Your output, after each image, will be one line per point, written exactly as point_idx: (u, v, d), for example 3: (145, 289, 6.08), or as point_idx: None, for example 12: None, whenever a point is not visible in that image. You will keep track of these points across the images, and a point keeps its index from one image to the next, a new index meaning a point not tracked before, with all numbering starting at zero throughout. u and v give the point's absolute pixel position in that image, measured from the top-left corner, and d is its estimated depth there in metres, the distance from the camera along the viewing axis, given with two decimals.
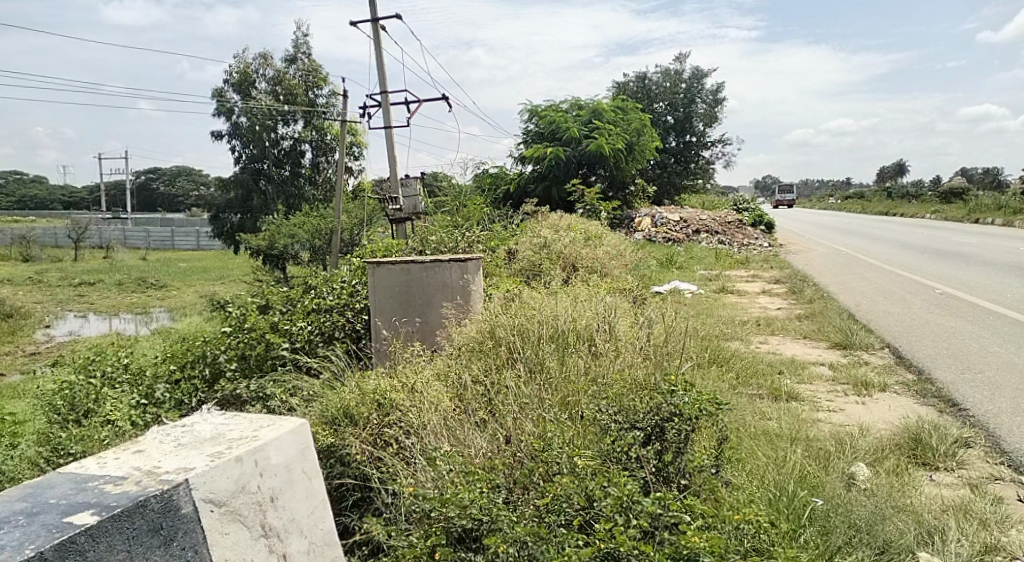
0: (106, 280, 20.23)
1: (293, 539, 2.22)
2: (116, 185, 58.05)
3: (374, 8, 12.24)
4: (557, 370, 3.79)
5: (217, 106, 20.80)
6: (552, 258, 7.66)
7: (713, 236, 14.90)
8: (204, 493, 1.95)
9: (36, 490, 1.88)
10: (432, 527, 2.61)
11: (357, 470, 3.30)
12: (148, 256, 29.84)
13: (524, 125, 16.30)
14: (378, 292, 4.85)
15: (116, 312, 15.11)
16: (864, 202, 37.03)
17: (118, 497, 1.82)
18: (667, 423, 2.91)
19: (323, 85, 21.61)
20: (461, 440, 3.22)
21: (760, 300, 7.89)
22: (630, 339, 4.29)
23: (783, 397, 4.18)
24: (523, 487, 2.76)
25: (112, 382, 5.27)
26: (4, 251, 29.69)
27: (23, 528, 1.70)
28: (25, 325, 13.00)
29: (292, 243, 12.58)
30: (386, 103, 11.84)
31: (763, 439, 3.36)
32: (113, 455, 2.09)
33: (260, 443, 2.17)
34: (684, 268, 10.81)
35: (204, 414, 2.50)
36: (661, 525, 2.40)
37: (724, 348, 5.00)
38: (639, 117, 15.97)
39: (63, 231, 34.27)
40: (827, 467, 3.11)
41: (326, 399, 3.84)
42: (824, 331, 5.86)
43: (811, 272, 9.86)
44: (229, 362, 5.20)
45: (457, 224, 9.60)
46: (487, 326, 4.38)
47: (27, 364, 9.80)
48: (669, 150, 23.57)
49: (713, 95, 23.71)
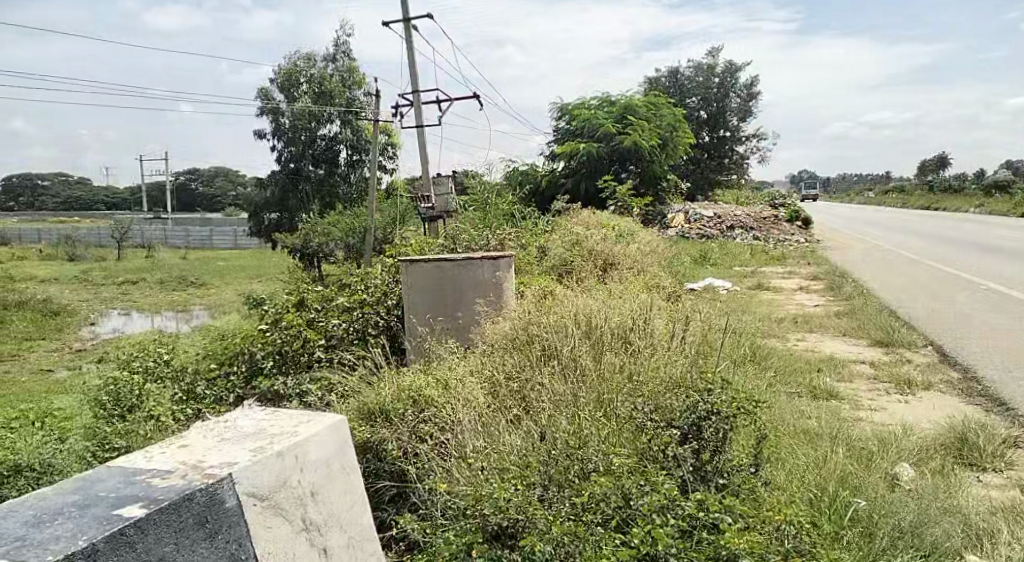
0: (148, 278, 20.77)
1: (333, 533, 2.26)
2: (157, 185, 59.15)
3: (405, 8, 12.32)
4: (591, 367, 3.77)
5: (262, 106, 21.12)
6: (584, 255, 7.65)
7: (749, 233, 14.73)
8: (247, 487, 1.98)
9: (86, 483, 1.93)
10: (466, 525, 2.64)
11: (393, 466, 3.35)
12: (188, 255, 30.50)
13: (555, 123, 16.26)
14: (411, 289, 4.90)
15: (158, 310, 15.49)
16: (905, 196, 36.17)
17: (166, 490, 1.85)
18: (705, 421, 2.87)
19: (361, 86, 21.91)
20: (496, 437, 3.23)
21: (797, 297, 7.77)
22: (666, 337, 4.26)
23: (822, 396, 4.10)
24: (559, 485, 2.74)
25: (154, 376, 5.40)
26: (51, 251, 30.59)
27: (75, 519, 1.73)
28: (71, 322, 13.40)
29: (327, 241, 12.77)
30: (418, 101, 11.93)
31: (803, 438, 3.30)
32: (159, 450, 2.13)
33: (300, 438, 2.21)
34: (719, 265, 10.69)
35: (244, 409, 2.55)
36: (700, 525, 2.39)
37: (760, 345, 4.93)
38: (673, 112, 15.79)
39: (107, 232, 35.01)
40: (869, 467, 3.05)
41: (362, 395, 3.87)
42: (864, 328, 5.74)
43: (849, 269, 9.67)
44: (266, 358, 5.29)
45: (489, 222, 9.61)
46: (521, 323, 4.40)
47: (73, 361, 10.11)
48: (702, 145, 23.31)
49: (747, 89, 23.35)
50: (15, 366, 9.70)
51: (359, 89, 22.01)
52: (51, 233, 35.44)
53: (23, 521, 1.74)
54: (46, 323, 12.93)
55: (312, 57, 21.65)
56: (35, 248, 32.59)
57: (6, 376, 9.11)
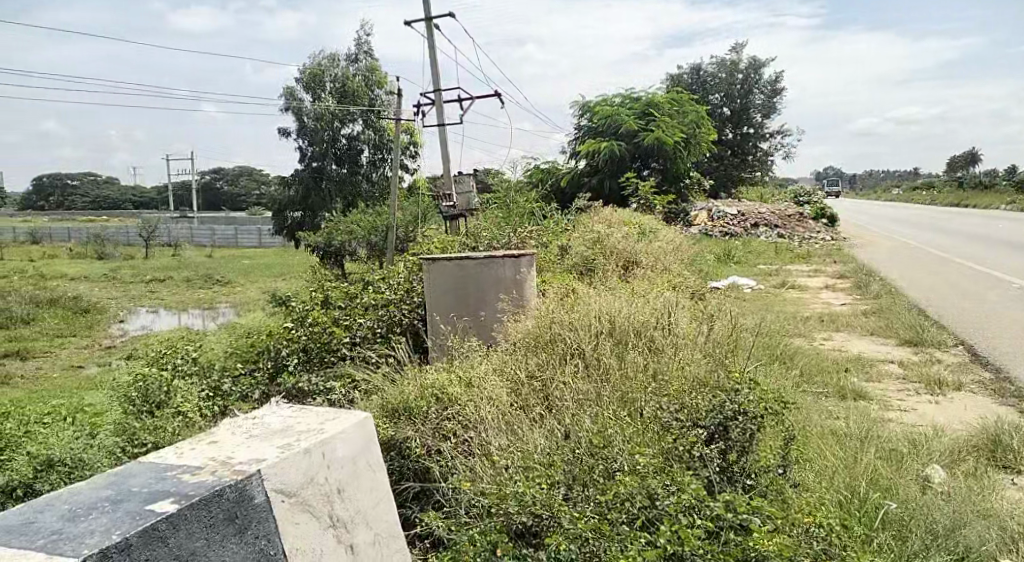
0: (175, 276, 21.08)
1: (359, 530, 2.27)
2: (183, 184, 59.89)
3: (427, 6, 12.32)
4: (616, 367, 3.75)
5: (286, 105, 21.30)
6: (606, 254, 7.62)
7: (773, 231, 14.57)
8: (275, 483, 2.01)
9: (118, 479, 1.96)
10: (491, 523, 2.64)
11: (417, 463, 3.37)
12: (213, 253, 30.86)
13: (577, 120, 16.19)
14: (434, 288, 4.91)
15: (185, 308, 15.71)
16: (935, 192, 35.53)
17: (197, 486, 1.88)
18: (732, 422, 2.85)
19: (383, 85, 22.02)
20: (520, 435, 3.22)
21: (824, 296, 7.66)
22: (690, 336, 4.23)
23: (851, 396, 4.04)
24: (583, 484, 2.73)
25: (182, 373, 5.48)
26: (81, 249, 31.12)
27: (109, 515, 1.76)
28: (100, 319, 13.63)
29: (350, 239, 12.88)
30: (440, 100, 11.94)
31: (831, 439, 3.26)
32: (190, 446, 2.16)
33: (326, 435, 2.23)
34: (742, 263, 10.58)
35: (272, 406, 2.57)
36: (727, 526, 2.37)
37: (786, 344, 4.87)
38: (696, 109, 15.65)
39: (135, 230, 35.52)
40: (899, 468, 3.00)
41: (386, 392, 3.89)
42: (893, 327, 5.65)
43: (876, 267, 9.51)
44: (291, 356, 5.34)
45: (511, 220, 9.59)
46: (544, 322, 4.38)
47: (103, 357, 10.28)
48: (725, 143, 23.08)
49: (772, 85, 23.08)
50: (46, 362, 9.90)
51: (381, 89, 22.13)
52: (81, 232, 36.03)
53: (59, 515, 1.77)
54: (77, 321, 13.17)
55: (335, 57, 21.81)
56: (65, 247, 33.15)
57: (38, 372, 9.29)
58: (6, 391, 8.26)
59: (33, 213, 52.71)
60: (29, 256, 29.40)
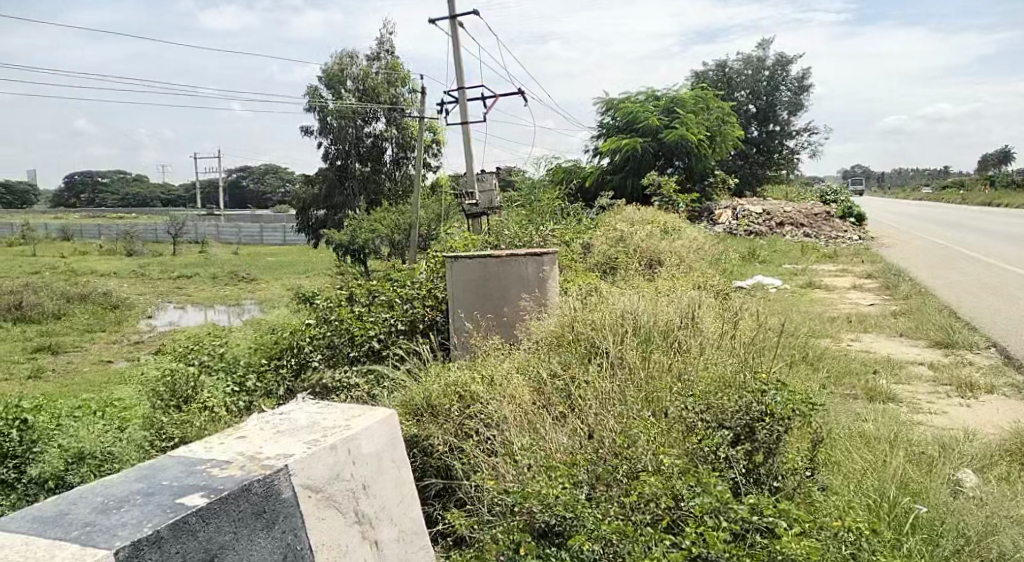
0: (201, 273, 21.35)
1: (383, 527, 2.28)
2: (210, 182, 60.72)
3: (451, 5, 12.34)
4: (640, 367, 3.72)
5: (309, 104, 21.53)
6: (630, 253, 7.58)
7: (799, 230, 14.39)
8: (302, 479, 2.02)
9: (150, 472, 1.99)
10: (514, 522, 2.64)
11: (439, 461, 3.40)
12: (239, 250, 31.23)
13: (599, 119, 16.13)
14: (457, 285, 4.93)
15: (212, 304, 15.92)
16: (966, 191, 34.85)
17: (226, 480, 1.90)
18: (758, 423, 2.83)
19: (406, 83, 21.81)
20: (543, 435, 3.22)
21: (851, 296, 7.55)
22: (716, 335, 4.19)
23: (879, 398, 3.98)
24: (606, 484, 2.73)
25: (209, 369, 5.57)
26: (110, 246, 31.64)
27: (140, 507, 1.79)
28: (129, 314, 13.88)
29: (373, 237, 12.96)
30: (464, 98, 11.96)
31: (860, 441, 3.22)
32: (219, 440, 2.19)
33: (352, 432, 2.24)
34: (768, 262, 10.47)
35: (299, 402, 2.59)
36: (754, 529, 2.36)
37: (813, 345, 4.81)
38: (720, 107, 15.52)
39: (163, 227, 36.04)
40: (930, 472, 2.96)
41: (409, 390, 3.90)
42: (922, 328, 5.56)
43: (906, 267, 9.36)
44: (314, 353, 5.40)
45: (533, 218, 9.59)
46: (567, 320, 4.36)
47: (131, 352, 10.45)
48: (751, 140, 22.84)
49: (799, 82, 22.77)
50: (77, 357, 10.10)
51: (404, 86, 21.92)
52: (112, 229, 36.66)
53: (93, 507, 1.80)
54: (106, 316, 13.38)
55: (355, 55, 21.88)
56: (95, 243, 33.75)
57: (70, 366, 9.49)
58: (38, 385, 8.43)
59: (64, 210, 53.71)
60: (61, 252, 30.00)
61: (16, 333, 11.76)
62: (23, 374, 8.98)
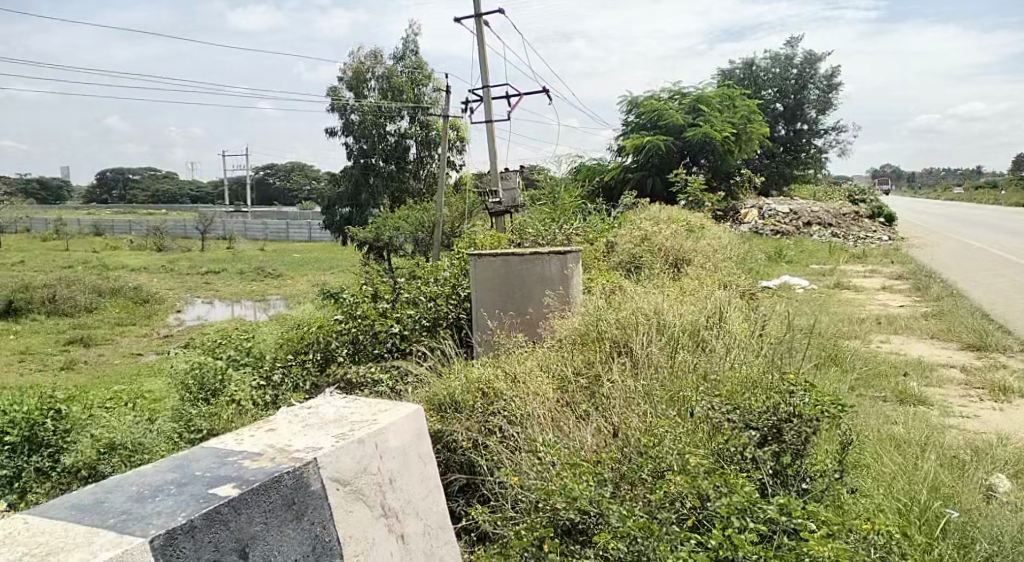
0: (229, 269, 21.61)
1: (410, 520, 2.30)
2: (237, 180, 61.58)
3: (476, 4, 12.34)
4: (665, 367, 3.69)
5: (332, 103, 21.68)
6: (653, 251, 7.55)
7: (826, 230, 14.22)
8: (331, 471, 2.05)
9: (183, 462, 2.03)
10: (538, 518, 2.64)
11: (463, 456, 3.42)
12: (265, 246, 31.64)
13: (624, 117, 16.05)
14: (480, 282, 4.93)
15: (238, 299, 16.12)
16: (998, 193, 34.14)
17: (257, 472, 1.93)
18: (787, 424, 2.81)
19: (429, 82, 21.96)
20: (566, 433, 3.23)
21: (880, 297, 7.44)
22: (742, 335, 4.15)
23: (909, 401, 3.92)
24: (631, 483, 2.72)
25: (237, 363, 5.64)
26: (141, 241, 32.17)
27: (175, 497, 1.82)
28: (159, 309, 14.11)
29: (397, 234, 13.04)
30: (488, 96, 11.97)
31: (890, 443, 3.17)
32: (250, 432, 2.23)
33: (379, 426, 2.26)
34: (795, 262, 10.34)
35: (327, 396, 2.62)
36: (780, 530, 2.34)
37: (841, 347, 4.74)
38: (746, 105, 15.37)
39: (192, 223, 36.49)
40: (962, 476, 2.91)
41: (433, 386, 3.92)
42: (954, 330, 5.47)
43: (938, 268, 9.21)
44: (340, 349, 5.45)
45: (557, 216, 9.59)
46: (591, 319, 4.34)
47: (160, 346, 10.63)
48: (778, 139, 22.60)
49: (827, 80, 22.47)
50: (108, 350, 10.29)
51: (428, 85, 22.05)
52: (141, 225, 37.18)
53: (128, 495, 1.84)
54: (136, 310, 13.60)
55: (378, 55, 21.96)
56: (127, 238, 34.40)
57: (101, 358, 9.68)
58: (71, 376, 8.62)
59: (95, 205, 54.59)
60: (92, 247, 30.51)
61: (49, 326, 12.02)
62: (57, 365, 9.19)
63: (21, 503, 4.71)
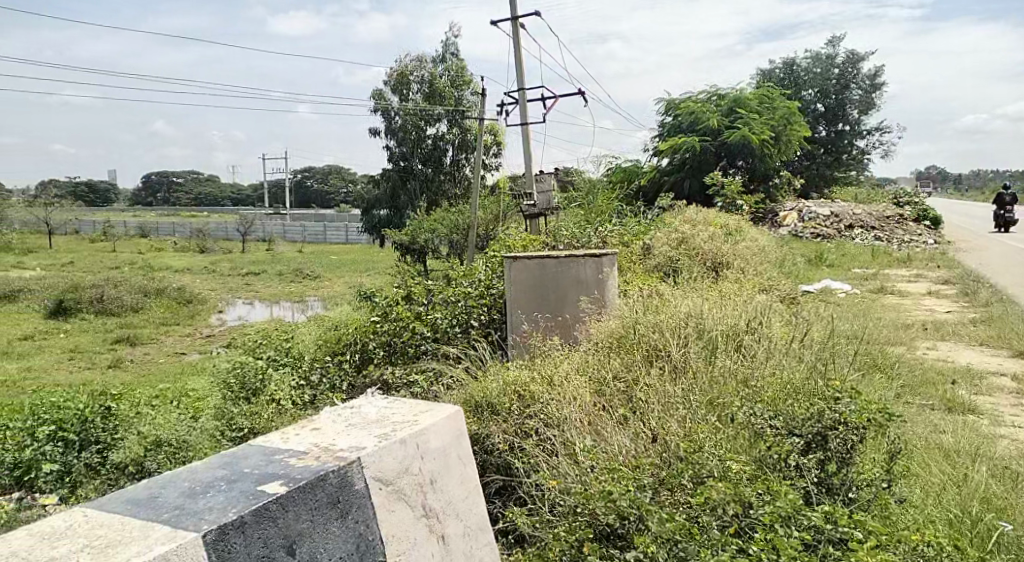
0: (268, 270, 22.00)
1: (451, 521, 2.32)
2: (277, 184, 62.66)
3: (513, 7, 12.34)
4: (705, 372, 3.66)
5: (375, 105, 21.82)
6: (691, 254, 7.49)
7: (869, 233, 13.93)
8: (374, 471, 2.07)
9: (232, 459, 2.08)
10: (577, 522, 2.64)
11: (500, 458, 3.43)
12: (303, 248, 32.13)
13: (660, 119, 15.97)
14: (515, 285, 4.94)
15: (277, 301, 16.38)
16: None
17: (303, 470, 1.97)
18: (831, 431, 2.75)
19: (469, 85, 21.97)
20: (604, 437, 3.21)
21: (925, 302, 7.27)
22: (783, 341, 4.10)
23: (958, 410, 3.83)
24: (671, 488, 2.70)
25: (276, 363, 5.73)
26: (184, 243, 32.93)
27: (225, 493, 1.86)
28: (202, 309, 14.44)
29: (433, 237, 13.14)
30: (524, 98, 11.97)
31: (938, 453, 3.10)
32: (294, 431, 2.27)
33: (420, 427, 2.28)
34: (836, 266, 10.13)
35: (369, 396, 2.64)
36: (826, 539, 2.30)
37: (885, 353, 4.63)
38: (787, 105, 15.07)
39: (233, 225, 37.20)
40: (1015, 487, 2.83)
41: (470, 387, 3.94)
42: (1005, 337, 5.31)
43: (986, 273, 8.97)
44: (376, 351, 5.51)
45: (592, 220, 9.56)
46: (629, 322, 4.32)
47: (202, 346, 10.85)
48: (818, 140, 22.20)
49: (870, 80, 22.04)
50: (153, 349, 10.55)
51: (467, 89, 22.07)
52: (185, 228, 38.03)
53: (180, 491, 1.89)
54: (180, 311, 13.92)
55: (423, 58, 21.99)
56: (171, 240, 35.23)
57: (146, 357, 9.95)
58: (117, 374, 8.86)
59: (141, 207, 56.06)
60: (138, 249, 31.34)
61: (97, 325, 12.38)
62: (104, 364, 9.45)
63: (72, 497, 4.86)
